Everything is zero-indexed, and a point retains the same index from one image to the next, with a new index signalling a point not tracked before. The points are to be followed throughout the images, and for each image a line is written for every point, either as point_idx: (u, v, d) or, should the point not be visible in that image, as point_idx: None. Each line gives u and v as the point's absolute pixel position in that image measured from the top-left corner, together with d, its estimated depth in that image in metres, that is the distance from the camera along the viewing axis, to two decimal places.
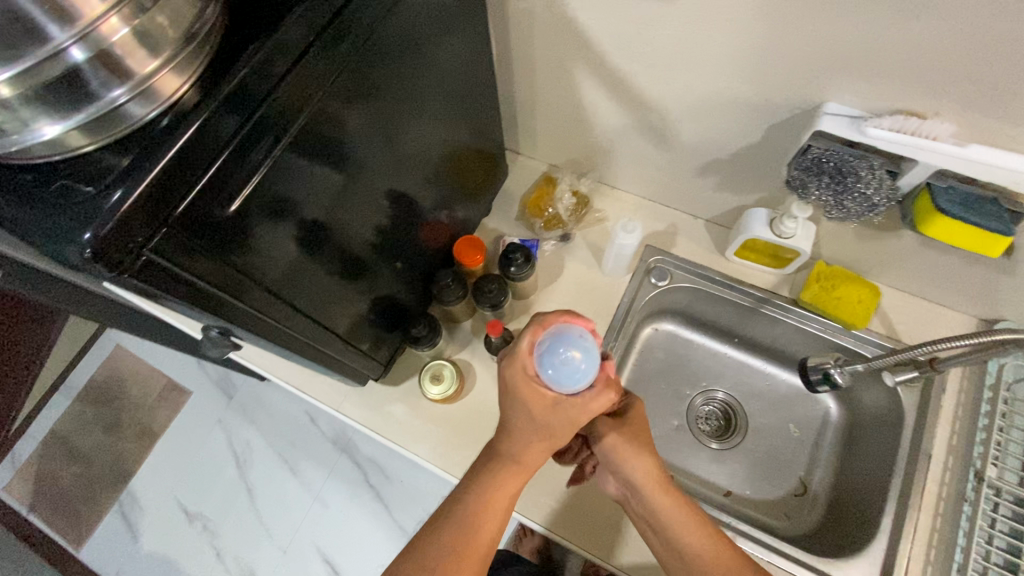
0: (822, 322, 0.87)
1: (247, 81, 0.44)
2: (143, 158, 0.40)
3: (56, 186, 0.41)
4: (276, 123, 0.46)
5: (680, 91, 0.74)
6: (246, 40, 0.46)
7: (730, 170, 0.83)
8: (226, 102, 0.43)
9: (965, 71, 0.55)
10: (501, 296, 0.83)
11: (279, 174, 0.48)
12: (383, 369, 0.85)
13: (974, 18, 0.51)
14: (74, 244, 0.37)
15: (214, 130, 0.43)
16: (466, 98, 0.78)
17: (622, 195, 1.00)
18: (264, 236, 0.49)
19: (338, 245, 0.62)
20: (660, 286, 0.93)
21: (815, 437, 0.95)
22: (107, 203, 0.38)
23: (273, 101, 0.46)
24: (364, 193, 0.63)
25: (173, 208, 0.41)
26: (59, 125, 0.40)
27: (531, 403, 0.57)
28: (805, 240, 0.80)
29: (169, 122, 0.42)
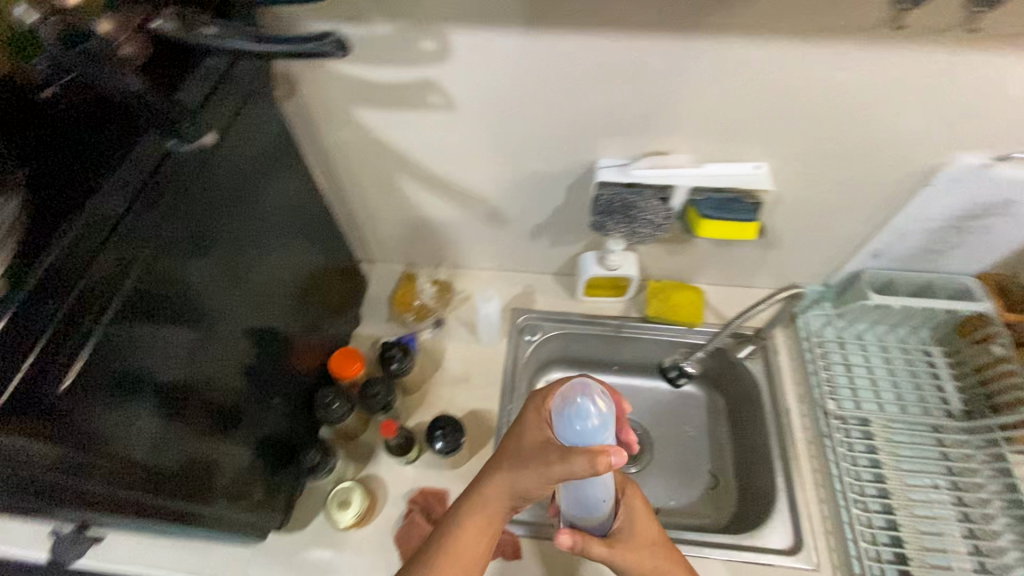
0: (672, 329, 1.01)
1: (50, 278, 0.44)
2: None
3: None
4: (92, 306, 0.47)
5: (490, 177, 0.86)
6: (45, 236, 0.47)
7: (554, 227, 0.96)
8: (27, 303, 0.43)
9: (679, 118, 0.73)
10: (390, 395, 0.84)
11: (114, 341, 0.48)
12: (285, 514, 0.81)
13: (666, 82, 0.69)
14: None
15: (30, 317, 0.43)
16: (309, 225, 0.84)
17: (478, 273, 1.09)
18: (109, 406, 0.48)
19: (202, 394, 0.61)
20: (534, 341, 1.03)
21: (706, 429, 1.06)
22: None
23: (85, 286, 0.46)
24: (216, 342, 0.62)
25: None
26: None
27: (523, 444, 0.62)
28: (630, 267, 0.96)
29: None
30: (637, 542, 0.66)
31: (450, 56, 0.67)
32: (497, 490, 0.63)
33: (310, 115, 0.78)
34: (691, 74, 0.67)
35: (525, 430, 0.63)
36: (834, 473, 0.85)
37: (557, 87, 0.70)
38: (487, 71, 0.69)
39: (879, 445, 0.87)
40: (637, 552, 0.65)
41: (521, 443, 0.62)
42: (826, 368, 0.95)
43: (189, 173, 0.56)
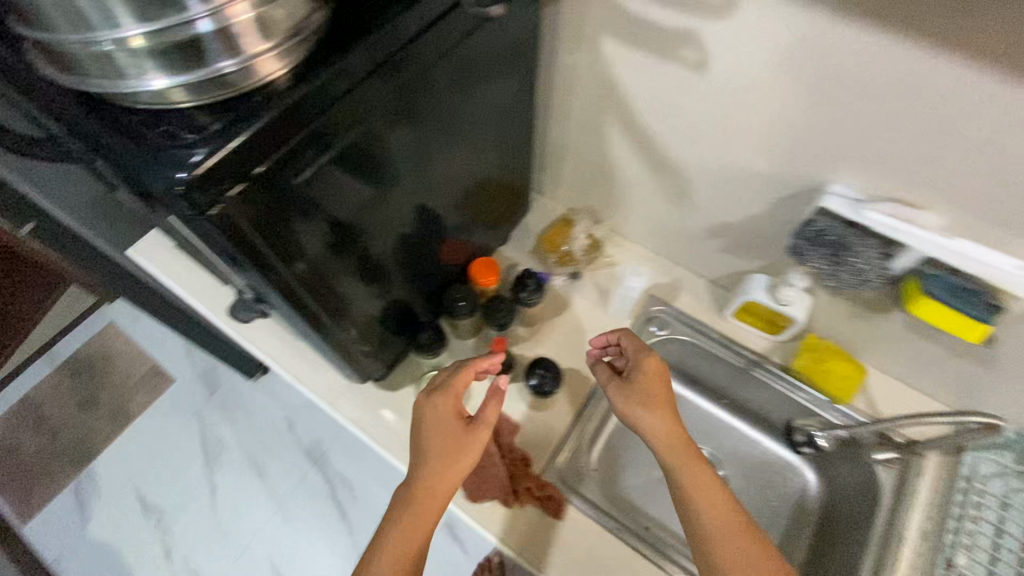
0: (809, 393, 0.91)
1: (308, 97, 0.48)
2: (216, 138, 0.45)
3: (153, 130, 0.45)
4: (323, 136, 0.51)
5: (701, 156, 0.81)
6: (313, 63, 0.50)
7: (739, 237, 0.88)
8: (281, 111, 0.47)
9: (952, 175, 0.62)
10: (509, 317, 0.88)
11: (322, 180, 0.54)
12: (384, 370, 0.89)
13: (967, 126, 0.57)
14: (166, 181, 0.43)
15: (276, 130, 0.47)
16: (502, 138, 0.86)
17: (633, 246, 1.04)
18: (301, 228, 0.55)
19: (364, 244, 0.68)
20: (659, 335, 0.98)
21: (789, 508, 0.98)
22: (189, 157, 0.44)
23: (332, 116, 0.51)
24: (383, 196, 0.66)
25: (252, 167, 0.47)
26: (169, 79, 0.42)
27: (445, 440, 0.74)
28: (801, 310, 0.86)
29: (263, 99, 0.47)
30: (642, 393, 0.75)
31: (732, 12, 0.62)
32: (416, 494, 0.72)
33: (558, 28, 0.77)
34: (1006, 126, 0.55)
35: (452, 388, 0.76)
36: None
37: (831, 87, 0.62)
38: (765, 42, 0.63)
39: None
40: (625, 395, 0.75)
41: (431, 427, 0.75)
42: (963, 519, 0.79)
43: (428, 56, 0.58)
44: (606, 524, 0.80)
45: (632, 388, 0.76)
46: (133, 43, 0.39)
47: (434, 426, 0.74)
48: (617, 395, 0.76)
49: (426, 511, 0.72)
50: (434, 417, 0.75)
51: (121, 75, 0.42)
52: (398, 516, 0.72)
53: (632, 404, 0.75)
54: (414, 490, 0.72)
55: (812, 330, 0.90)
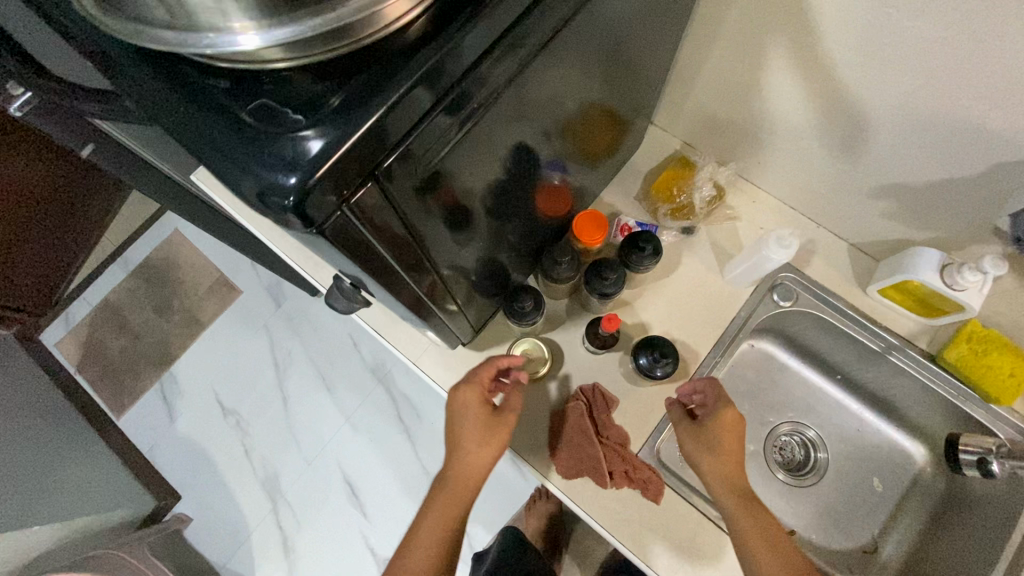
0: (955, 386, 0.79)
1: (449, 53, 0.37)
2: (348, 110, 0.34)
3: (253, 107, 0.35)
4: (466, 104, 0.40)
5: (897, 98, 0.62)
6: (457, 8, 0.38)
7: (914, 201, 0.71)
8: (424, 75, 0.36)
9: None
10: (617, 287, 0.75)
11: (456, 158, 0.43)
12: (472, 334, 0.82)
13: None
14: (278, 190, 0.33)
15: (414, 102, 0.36)
16: (626, 72, 0.71)
17: (761, 196, 0.88)
18: (427, 217, 0.45)
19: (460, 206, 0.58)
20: (781, 306, 0.84)
21: (897, 496, 0.90)
22: (308, 147, 0.33)
23: (477, 75, 0.40)
24: (489, 151, 0.56)
25: (381, 159, 0.36)
26: (261, 36, 0.31)
27: (468, 431, 0.70)
28: (977, 296, 0.70)
29: (398, 57, 0.36)
30: (708, 439, 0.69)
31: None
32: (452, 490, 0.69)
33: None
34: None
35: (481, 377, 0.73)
36: None
37: None
38: None
39: None
40: (697, 433, 0.70)
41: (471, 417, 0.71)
42: None
43: None
44: (708, 511, 0.75)
45: (702, 433, 0.69)
46: None
47: (471, 421, 0.71)
48: (689, 438, 0.70)
49: (453, 507, 0.69)
50: (459, 407, 0.72)
51: (204, 27, 0.31)
52: (429, 513, 0.69)
53: (699, 447, 0.69)
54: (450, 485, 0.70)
55: (975, 316, 0.76)
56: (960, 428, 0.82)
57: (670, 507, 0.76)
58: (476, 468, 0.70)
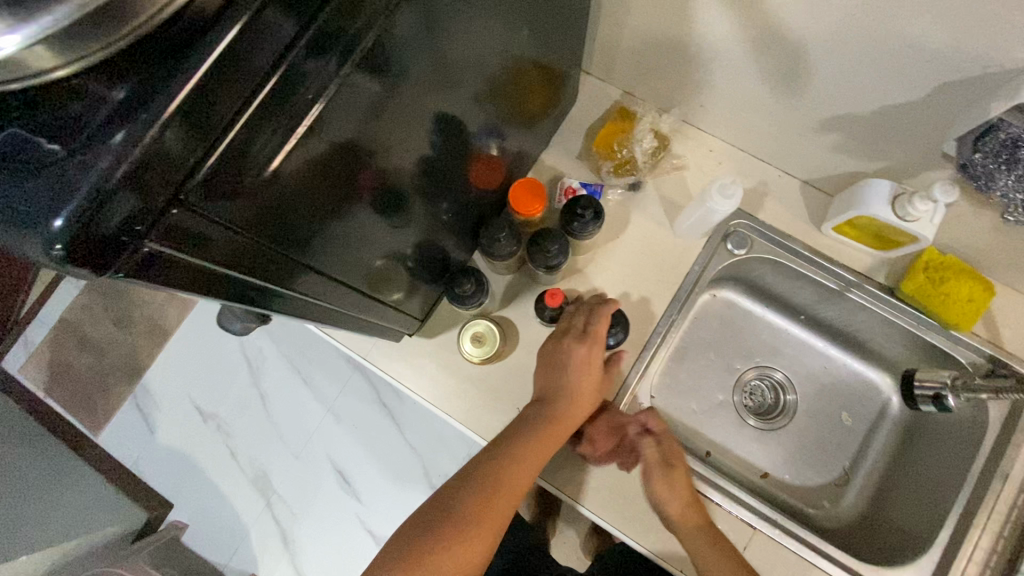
0: (916, 317, 0.77)
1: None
2: (142, 100, 0.30)
3: (2, 136, 0.30)
4: (341, 36, 0.36)
5: (833, 23, 0.57)
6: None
7: (861, 131, 0.67)
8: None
9: None
10: (561, 258, 0.72)
11: (330, 122, 0.38)
12: (417, 325, 0.78)
13: None
14: (40, 236, 0.28)
15: (242, 65, 0.32)
16: (547, 15, 0.64)
17: (708, 140, 0.83)
18: (298, 199, 0.40)
19: (384, 189, 0.52)
20: (736, 255, 0.81)
21: (867, 428, 0.90)
22: (83, 173, 0.29)
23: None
24: (411, 111, 0.49)
25: (190, 170, 0.32)
26: (16, 34, 0.27)
27: (586, 382, 0.71)
28: (930, 226, 0.67)
29: (199, 31, 0.31)
30: (649, 465, 0.73)
31: None
32: (559, 426, 0.69)
33: None
34: None
35: (585, 333, 0.72)
36: None
37: None
38: None
39: None
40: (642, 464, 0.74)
41: (583, 367, 0.71)
42: None
43: None
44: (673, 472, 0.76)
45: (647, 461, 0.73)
46: None
47: (580, 367, 0.71)
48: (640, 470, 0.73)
49: (541, 452, 0.67)
50: (575, 359, 0.71)
51: None
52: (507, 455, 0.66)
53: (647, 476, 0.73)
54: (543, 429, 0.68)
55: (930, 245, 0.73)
56: (922, 357, 0.81)
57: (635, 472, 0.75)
58: (580, 415, 0.71)
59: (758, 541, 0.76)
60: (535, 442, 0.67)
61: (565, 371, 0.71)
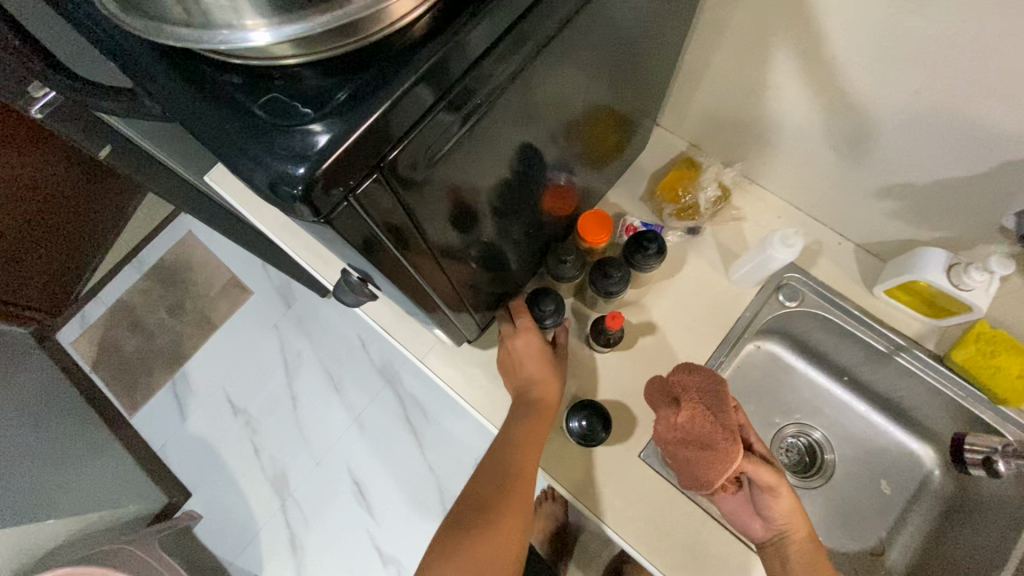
0: (963, 387, 0.78)
1: (457, 45, 0.38)
2: (370, 87, 0.36)
3: (262, 99, 0.36)
4: (469, 99, 0.41)
5: (905, 98, 0.62)
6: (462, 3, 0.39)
7: (921, 201, 0.71)
8: (429, 70, 0.37)
9: None
10: (621, 286, 0.76)
11: (455, 151, 0.44)
12: (478, 332, 0.83)
13: None
14: (286, 178, 0.34)
15: (416, 98, 0.37)
16: (632, 68, 0.70)
17: (768, 197, 0.88)
18: (432, 206, 0.46)
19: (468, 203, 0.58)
20: (787, 307, 0.84)
21: (907, 499, 0.89)
22: (319, 137, 0.35)
23: (478, 71, 0.41)
24: (500, 147, 0.57)
25: (387, 150, 0.37)
26: (271, 33, 0.30)
27: (537, 361, 0.77)
28: (984, 296, 0.70)
29: (400, 49, 0.37)
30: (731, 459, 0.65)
31: None
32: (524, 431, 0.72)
33: None
34: None
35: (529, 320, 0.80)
36: None
37: None
38: None
39: None
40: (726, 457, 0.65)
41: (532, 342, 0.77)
42: None
43: None
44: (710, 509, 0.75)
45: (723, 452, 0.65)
46: None
47: (528, 352, 0.77)
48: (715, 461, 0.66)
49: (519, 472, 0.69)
50: (522, 343, 0.78)
51: (213, 24, 0.30)
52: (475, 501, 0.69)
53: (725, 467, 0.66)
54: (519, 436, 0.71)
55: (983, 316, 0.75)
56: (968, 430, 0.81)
57: (671, 505, 0.76)
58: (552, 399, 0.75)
59: None
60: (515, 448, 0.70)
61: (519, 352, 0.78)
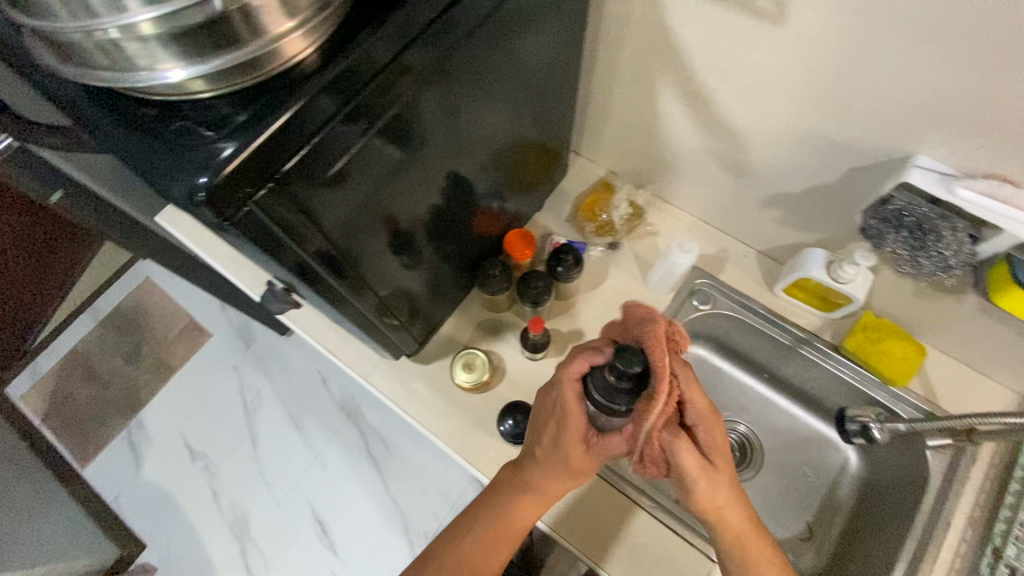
0: (860, 373, 0.86)
1: (354, 63, 0.46)
2: (265, 110, 0.42)
3: (174, 127, 0.43)
4: (369, 111, 0.48)
5: (765, 119, 0.72)
6: (361, 27, 0.48)
7: (797, 208, 0.81)
8: (332, 81, 0.44)
9: None
10: (545, 295, 0.83)
11: (364, 155, 0.50)
12: (417, 347, 0.88)
13: None
14: (189, 186, 0.40)
15: (319, 108, 0.44)
16: (544, 96, 0.78)
17: (678, 213, 0.98)
18: (346, 207, 0.52)
19: (399, 220, 0.63)
20: (701, 310, 0.91)
21: (828, 484, 0.96)
22: (221, 152, 0.41)
23: (376, 87, 0.48)
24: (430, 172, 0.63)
25: (282, 163, 0.43)
26: (186, 70, 0.38)
27: (568, 451, 0.64)
28: (860, 288, 0.79)
29: (290, 80, 0.44)
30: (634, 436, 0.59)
31: None
32: (537, 491, 0.68)
33: None
34: None
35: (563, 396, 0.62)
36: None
37: (918, 44, 0.55)
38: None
39: None
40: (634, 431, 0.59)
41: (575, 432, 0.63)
42: None
43: (475, 20, 0.54)
44: (639, 502, 0.82)
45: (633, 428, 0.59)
46: (143, 30, 0.34)
47: (554, 436, 0.65)
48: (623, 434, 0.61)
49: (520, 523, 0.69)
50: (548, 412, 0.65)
51: (134, 66, 0.37)
52: (469, 535, 0.70)
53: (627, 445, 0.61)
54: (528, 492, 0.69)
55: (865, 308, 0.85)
56: None
57: (604, 500, 0.83)
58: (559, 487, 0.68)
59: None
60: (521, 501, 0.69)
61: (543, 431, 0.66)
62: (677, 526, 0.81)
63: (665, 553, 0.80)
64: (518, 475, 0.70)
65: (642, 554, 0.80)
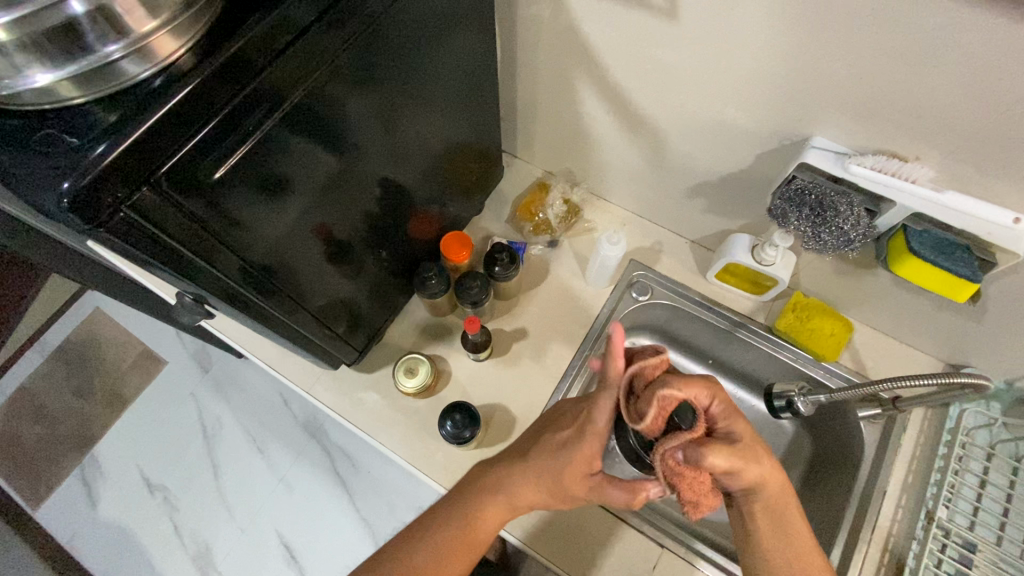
0: (794, 351, 0.89)
1: (243, 52, 0.45)
2: (134, 112, 0.41)
3: (39, 134, 0.42)
4: (262, 103, 0.47)
5: (675, 111, 0.75)
6: (248, 16, 0.46)
7: (719, 196, 0.84)
8: (217, 71, 0.44)
9: (931, 125, 0.58)
10: (483, 295, 0.84)
11: (266, 149, 0.49)
12: (357, 356, 0.87)
13: (946, 78, 0.53)
14: (53, 193, 0.39)
15: (203, 100, 0.43)
16: (470, 94, 0.78)
17: (614, 208, 1.00)
18: (249, 208, 0.50)
19: (323, 225, 0.62)
20: (640, 301, 0.93)
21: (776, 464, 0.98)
22: (91, 155, 0.40)
23: (269, 76, 0.46)
24: (350, 178, 0.62)
25: (158, 165, 0.42)
26: (50, 74, 0.40)
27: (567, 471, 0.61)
28: (783, 269, 0.82)
29: (160, 82, 0.43)
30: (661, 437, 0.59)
31: None
32: (509, 494, 0.64)
33: None
34: (988, 76, 0.51)
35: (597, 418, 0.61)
36: (915, 539, 0.75)
37: (797, 31, 0.58)
38: None
39: (981, 564, 0.70)
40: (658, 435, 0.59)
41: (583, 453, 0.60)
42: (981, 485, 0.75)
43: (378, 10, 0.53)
44: None
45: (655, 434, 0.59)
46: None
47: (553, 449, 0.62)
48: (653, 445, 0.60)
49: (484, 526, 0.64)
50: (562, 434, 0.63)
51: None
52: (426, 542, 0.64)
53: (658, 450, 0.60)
54: (495, 493, 0.64)
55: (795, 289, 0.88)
56: None
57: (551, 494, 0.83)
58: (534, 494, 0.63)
59: (668, 560, 0.80)
60: (483, 500, 0.64)
61: (540, 444, 0.63)
62: (624, 513, 0.82)
63: (614, 542, 0.81)
64: (491, 469, 0.66)
65: (591, 544, 0.81)
